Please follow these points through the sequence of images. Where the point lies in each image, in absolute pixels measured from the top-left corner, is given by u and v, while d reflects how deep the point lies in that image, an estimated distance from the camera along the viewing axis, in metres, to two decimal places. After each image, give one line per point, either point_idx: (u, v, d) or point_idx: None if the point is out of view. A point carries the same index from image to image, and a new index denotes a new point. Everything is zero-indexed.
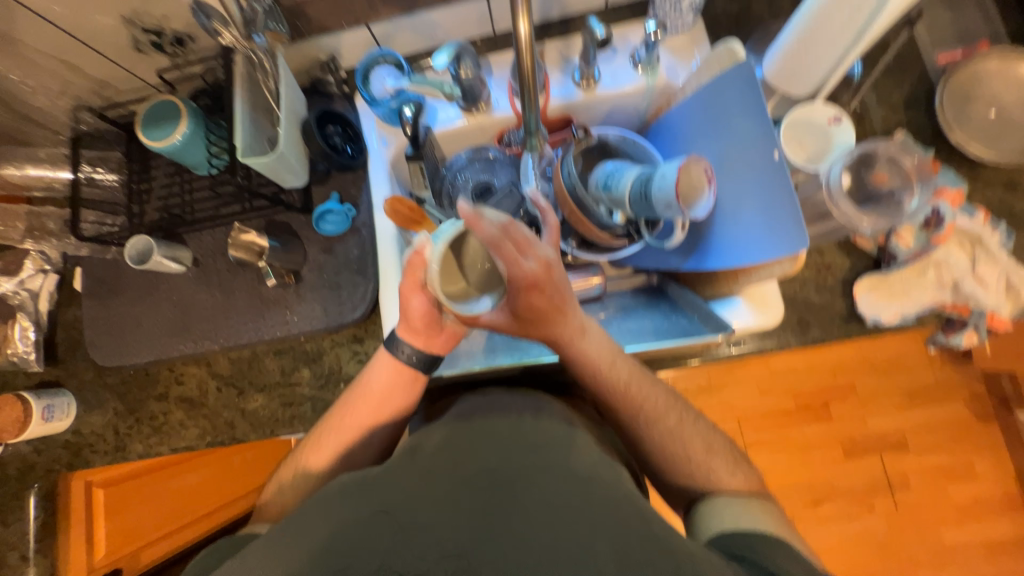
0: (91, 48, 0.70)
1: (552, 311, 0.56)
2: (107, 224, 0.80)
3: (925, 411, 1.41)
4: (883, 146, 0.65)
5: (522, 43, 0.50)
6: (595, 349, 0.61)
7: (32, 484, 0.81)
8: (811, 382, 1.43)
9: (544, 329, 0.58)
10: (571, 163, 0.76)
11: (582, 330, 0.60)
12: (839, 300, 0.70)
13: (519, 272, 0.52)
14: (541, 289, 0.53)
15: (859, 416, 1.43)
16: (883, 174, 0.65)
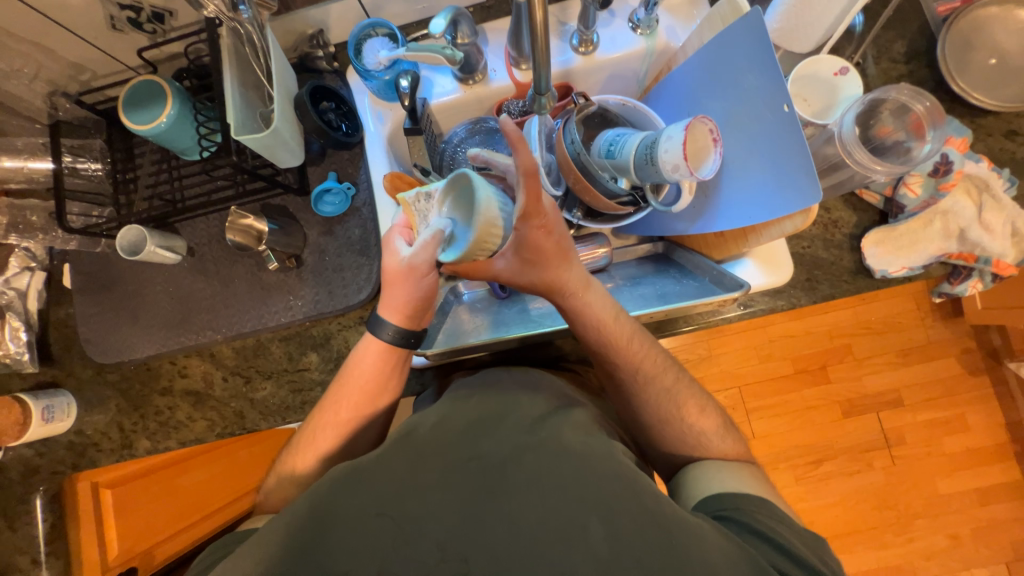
0: (63, 28, 0.66)
1: (557, 254, 0.59)
2: (94, 216, 0.77)
3: (919, 367, 1.45)
4: (895, 92, 0.61)
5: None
6: (598, 305, 0.62)
7: (38, 487, 0.81)
8: (808, 346, 1.46)
9: (549, 276, 0.59)
10: (574, 130, 0.74)
11: (587, 283, 0.62)
12: (846, 255, 0.70)
13: (535, 208, 0.54)
14: (549, 226, 0.56)
15: (857, 376, 1.46)
16: (885, 127, 0.64)
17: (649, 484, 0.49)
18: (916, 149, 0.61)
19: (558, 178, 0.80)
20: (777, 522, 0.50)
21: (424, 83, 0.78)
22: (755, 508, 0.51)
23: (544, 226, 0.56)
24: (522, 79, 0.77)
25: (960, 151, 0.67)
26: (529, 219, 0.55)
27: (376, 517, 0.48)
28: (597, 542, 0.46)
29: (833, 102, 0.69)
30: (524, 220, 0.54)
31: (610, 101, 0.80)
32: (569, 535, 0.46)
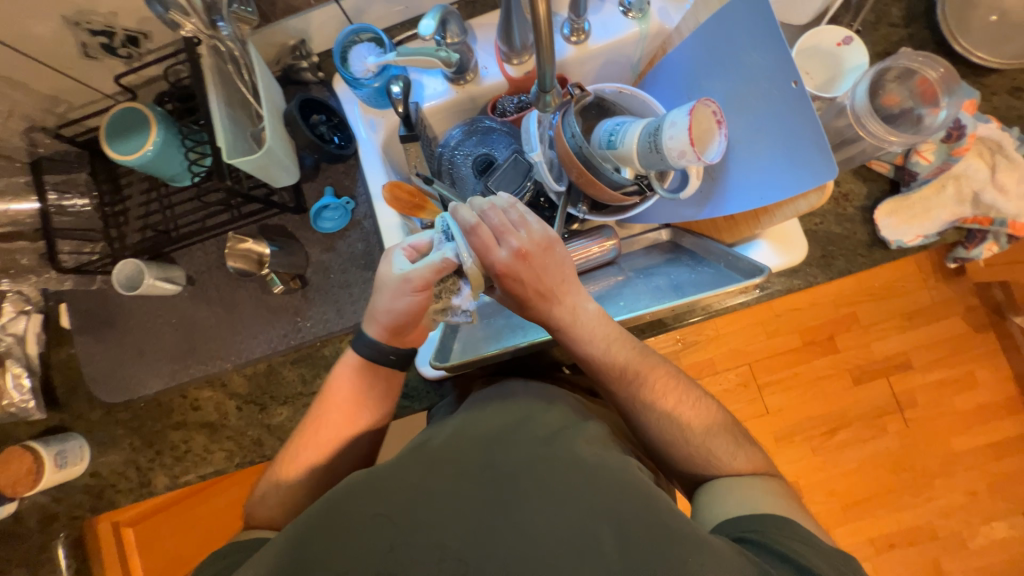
0: (34, 60, 0.63)
1: (540, 294, 0.58)
2: (87, 253, 0.74)
3: (925, 329, 1.45)
4: (902, 58, 0.60)
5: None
6: (588, 341, 0.61)
7: (59, 534, 0.78)
8: (815, 316, 1.46)
9: (534, 313, 0.60)
10: (572, 124, 0.70)
11: (573, 315, 0.60)
12: (860, 229, 0.69)
13: (489, 262, 0.55)
14: (515, 277, 0.56)
15: (864, 343, 1.47)
16: (894, 95, 0.62)
17: (667, 500, 0.49)
18: (928, 117, 0.60)
19: (557, 174, 0.77)
20: (802, 545, 0.50)
21: (415, 87, 0.76)
22: (775, 528, 0.51)
23: (510, 275, 0.56)
24: (515, 74, 0.75)
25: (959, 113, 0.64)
26: (492, 271, 0.56)
27: (380, 522, 0.47)
28: (609, 554, 0.44)
29: (837, 73, 0.66)
30: (486, 272, 0.56)
31: (607, 89, 0.78)
32: (582, 551, 0.45)
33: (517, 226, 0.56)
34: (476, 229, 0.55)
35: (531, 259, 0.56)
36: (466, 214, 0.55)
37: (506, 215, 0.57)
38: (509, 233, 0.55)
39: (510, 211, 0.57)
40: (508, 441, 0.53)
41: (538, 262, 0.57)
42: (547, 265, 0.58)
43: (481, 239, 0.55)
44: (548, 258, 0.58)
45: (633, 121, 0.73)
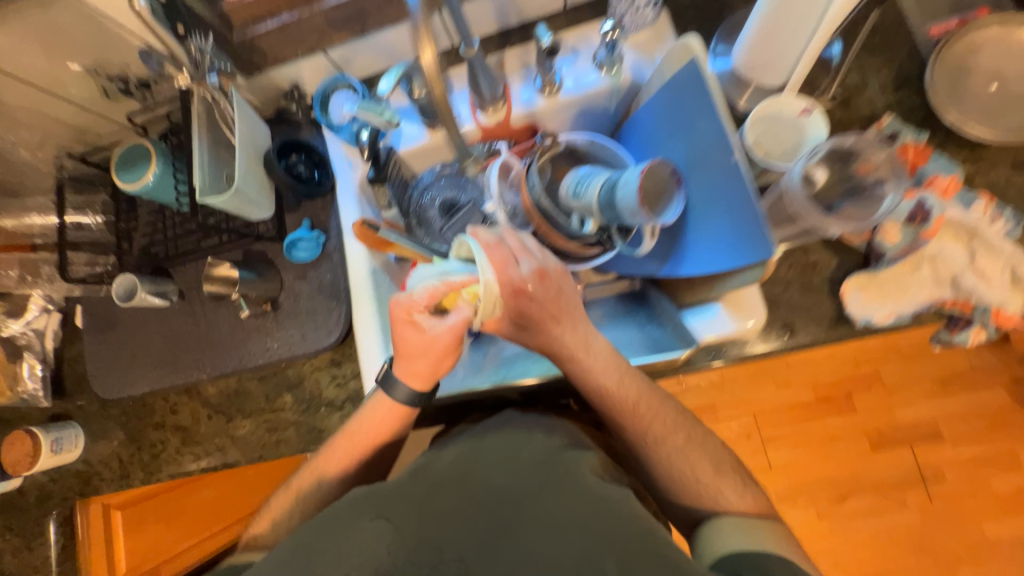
0: (64, 100, 0.73)
1: (550, 316, 0.62)
2: (98, 266, 0.82)
3: (960, 398, 1.37)
4: (856, 138, 0.59)
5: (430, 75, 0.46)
6: (601, 370, 0.63)
7: (52, 510, 0.86)
8: (832, 371, 1.40)
9: (543, 335, 0.64)
10: (535, 175, 0.76)
11: (584, 343, 0.63)
12: (826, 301, 0.66)
13: (510, 277, 0.60)
14: (529, 293, 0.61)
15: (887, 407, 1.39)
16: (869, 166, 0.59)
17: (665, 535, 0.51)
18: (883, 198, 0.57)
19: (516, 220, 0.78)
20: None
21: (393, 131, 0.80)
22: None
23: (523, 291, 0.60)
24: (487, 122, 0.78)
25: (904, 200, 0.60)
26: (507, 288, 0.60)
27: (390, 546, 0.53)
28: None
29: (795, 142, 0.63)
30: (502, 290, 0.59)
31: (578, 141, 0.79)
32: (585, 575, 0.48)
33: (531, 250, 0.63)
34: (496, 246, 0.61)
35: (547, 279, 0.62)
36: (488, 235, 0.62)
37: (522, 240, 0.64)
38: (529, 253, 0.63)
39: (524, 238, 0.64)
40: (502, 468, 0.58)
41: (552, 284, 0.63)
42: (558, 289, 0.63)
43: (500, 255, 0.61)
44: (559, 282, 0.63)
45: (606, 172, 0.74)
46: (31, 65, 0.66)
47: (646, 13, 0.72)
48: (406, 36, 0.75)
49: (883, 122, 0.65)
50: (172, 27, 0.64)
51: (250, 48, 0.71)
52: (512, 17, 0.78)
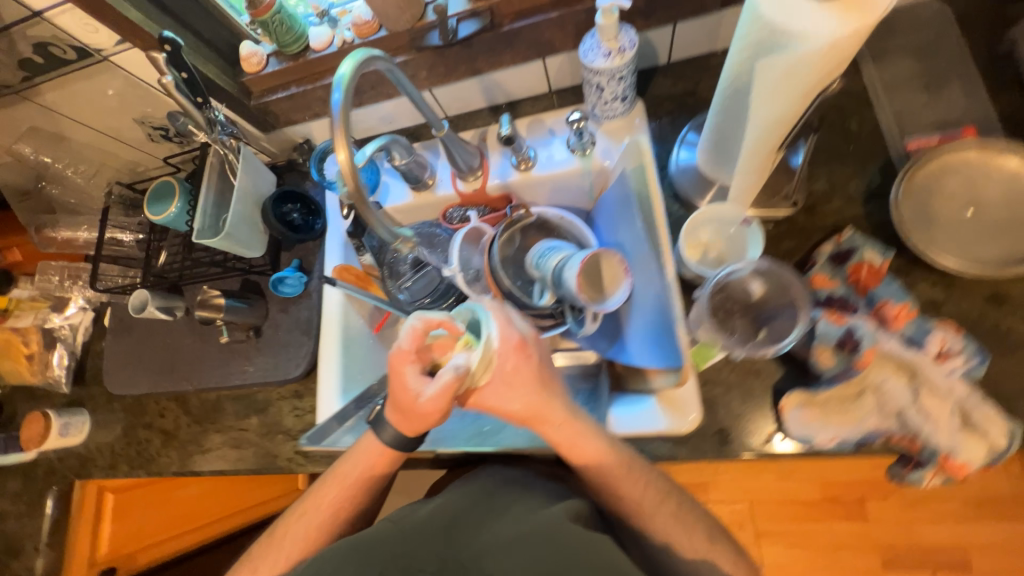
0: (117, 141, 0.86)
1: (543, 382, 0.58)
2: (128, 277, 0.96)
3: (1004, 528, 1.20)
4: (785, 271, 0.59)
5: (342, 170, 0.50)
6: (592, 436, 0.60)
7: (54, 485, 0.98)
8: (843, 471, 1.28)
9: (535, 397, 0.57)
10: (496, 248, 0.80)
11: (573, 414, 0.60)
12: (766, 413, 0.63)
13: (510, 335, 0.56)
14: (530, 351, 0.57)
15: (904, 523, 1.25)
16: (793, 294, 0.59)
17: None
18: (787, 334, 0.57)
19: (473, 281, 0.81)
20: None
21: (382, 188, 0.88)
22: None
23: (524, 352, 0.57)
24: (466, 189, 0.84)
25: (835, 325, 0.57)
26: (507, 349, 0.56)
27: None
28: None
29: (739, 248, 0.64)
30: (504, 350, 0.56)
31: (549, 215, 0.82)
32: None
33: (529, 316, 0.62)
34: (499, 307, 0.59)
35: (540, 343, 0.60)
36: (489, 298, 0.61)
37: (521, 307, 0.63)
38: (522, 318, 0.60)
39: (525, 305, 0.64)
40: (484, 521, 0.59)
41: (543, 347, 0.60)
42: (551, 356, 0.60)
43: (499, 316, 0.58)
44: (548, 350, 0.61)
45: (571, 248, 0.77)
46: (92, 115, 0.79)
47: (617, 106, 0.74)
48: (401, 107, 0.84)
49: (844, 234, 0.63)
50: (193, 98, 0.69)
51: (265, 111, 0.80)
52: (499, 95, 0.84)
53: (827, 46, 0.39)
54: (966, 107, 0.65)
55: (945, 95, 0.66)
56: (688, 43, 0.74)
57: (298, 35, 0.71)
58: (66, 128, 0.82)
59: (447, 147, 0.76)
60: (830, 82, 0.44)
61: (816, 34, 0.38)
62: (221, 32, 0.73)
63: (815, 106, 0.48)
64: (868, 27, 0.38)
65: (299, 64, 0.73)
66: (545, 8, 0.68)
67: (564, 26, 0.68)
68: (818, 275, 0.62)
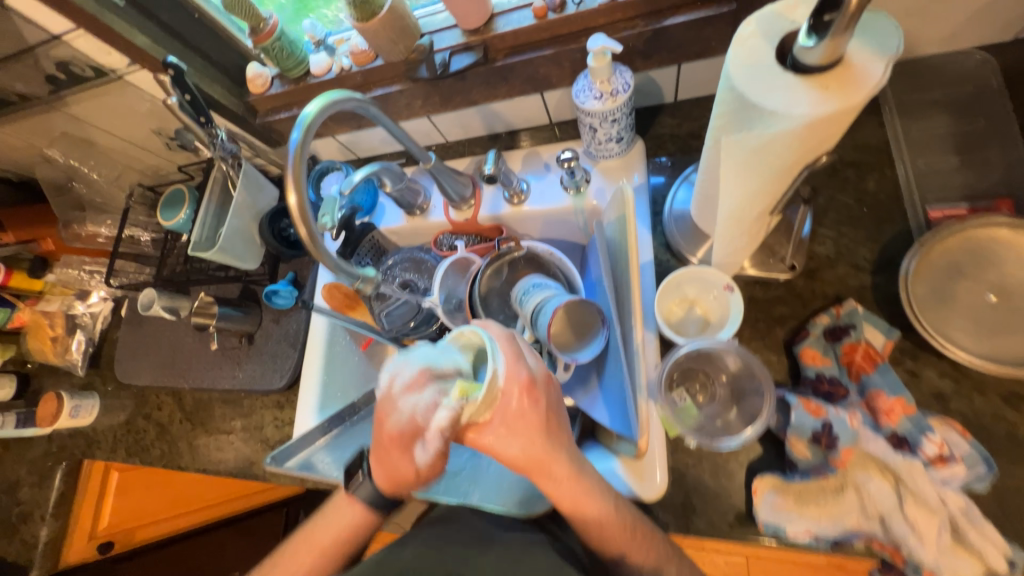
0: (137, 147, 0.90)
1: (550, 431, 0.48)
2: (142, 274, 1.00)
3: None
4: (758, 366, 0.56)
5: (294, 214, 0.49)
6: (597, 495, 0.52)
7: (63, 461, 1.05)
8: None
9: (539, 446, 0.48)
10: (479, 281, 0.77)
11: (576, 464, 0.51)
12: (737, 493, 0.58)
13: (516, 372, 0.46)
14: (539, 394, 0.47)
15: None
16: (764, 387, 0.55)
17: None
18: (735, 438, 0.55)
19: (455, 312, 0.79)
20: None
21: (378, 210, 0.88)
22: None
23: (531, 395, 0.47)
24: (456, 218, 0.83)
25: (812, 416, 0.52)
26: (513, 388, 0.46)
27: None
28: None
29: (725, 315, 0.60)
30: (509, 390, 0.46)
31: (538, 248, 0.78)
32: None
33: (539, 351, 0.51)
34: (508, 338, 0.48)
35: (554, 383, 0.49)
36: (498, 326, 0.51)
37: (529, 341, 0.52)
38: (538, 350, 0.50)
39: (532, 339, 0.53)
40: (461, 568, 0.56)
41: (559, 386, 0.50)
42: (561, 399, 0.50)
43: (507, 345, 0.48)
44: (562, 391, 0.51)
45: (556, 287, 0.72)
46: (113, 124, 0.84)
47: (612, 147, 0.70)
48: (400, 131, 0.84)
49: (844, 307, 0.57)
50: (195, 117, 0.69)
51: (269, 129, 0.82)
52: (499, 124, 0.82)
53: (801, 127, 0.35)
54: (1006, 175, 0.57)
55: (981, 159, 0.59)
56: (695, 83, 0.69)
57: (300, 59, 0.73)
58: (91, 133, 0.87)
59: (436, 177, 0.74)
60: (818, 157, 0.39)
61: (790, 113, 0.34)
62: (229, 54, 0.76)
63: (802, 178, 0.43)
64: (852, 110, 0.34)
65: (298, 87, 0.74)
66: (543, 43, 0.65)
67: (560, 63, 0.65)
68: (807, 349, 0.57)
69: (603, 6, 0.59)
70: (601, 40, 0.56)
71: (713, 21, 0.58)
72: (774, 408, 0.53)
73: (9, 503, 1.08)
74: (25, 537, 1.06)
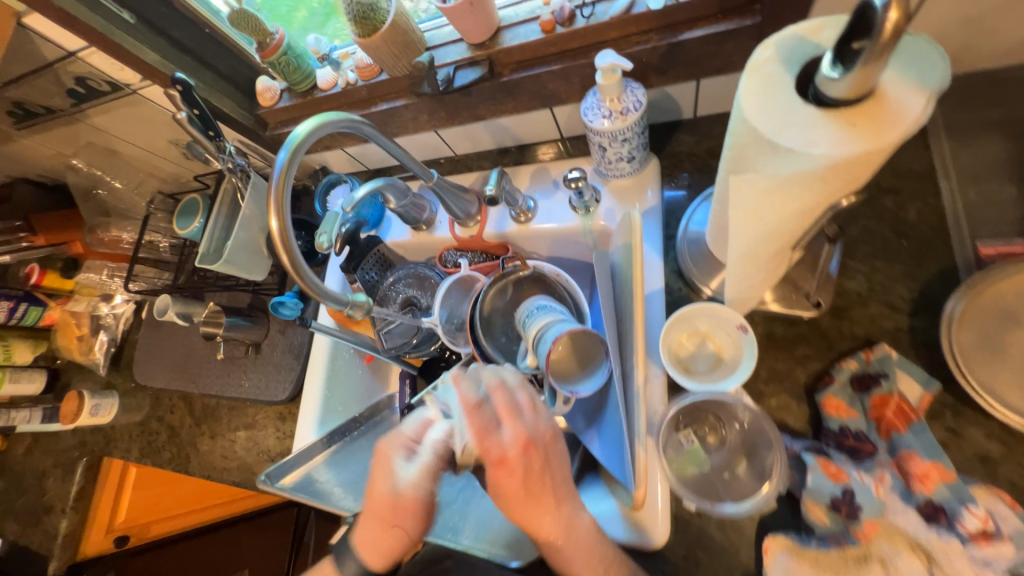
0: (157, 156, 0.92)
1: (534, 498, 0.47)
2: (159, 279, 1.01)
3: None
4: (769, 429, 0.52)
5: (276, 239, 0.48)
6: (583, 557, 0.49)
7: (85, 455, 1.09)
8: None
9: (519, 511, 0.48)
10: (483, 301, 0.73)
11: (567, 531, 0.48)
12: (745, 550, 0.53)
13: (487, 446, 0.47)
14: (513, 467, 0.47)
15: None
16: (774, 448, 0.51)
17: None
18: (747, 502, 0.50)
19: (457, 332, 0.78)
20: None
21: (384, 223, 0.87)
22: None
23: (505, 467, 0.47)
24: (462, 234, 0.80)
25: (832, 481, 0.47)
26: (487, 460, 0.47)
27: None
28: None
29: (738, 355, 0.55)
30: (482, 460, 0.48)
31: (545, 269, 0.74)
32: None
33: (522, 413, 0.49)
34: (477, 409, 0.50)
35: (534, 450, 0.47)
36: (470, 387, 0.51)
37: (512, 397, 0.50)
38: (518, 416, 0.48)
39: (519, 391, 0.50)
40: None
41: (542, 455, 0.48)
42: (549, 463, 0.48)
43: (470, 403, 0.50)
44: (552, 453, 0.49)
45: (562, 311, 0.68)
46: (133, 134, 0.86)
47: (623, 166, 0.66)
48: (407, 145, 0.82)
49: (875, 353, 0.51)
50: (205, 131, 0.69)
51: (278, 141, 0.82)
52: (508, 139, 0.79)
53: (822, 168, 0.30)
54: None
55: None
56: (715, 99, 0.65)
57: (306, 73, 0.72)
58: (113, 142, 0.89)
59: (440, 194, 0.72)
60: (843, 198, 0.35)
61: (809, 153, 0.30)
62: (239, 68, 0.76)
63: (827, 218, 0.39)
64: (884, 149, 0.29)
65: (305, 101, 0.74)
66: (549, 59, 0.62)
67: (568, 78, 0.62)
68: (830, 397, 0.52)
69: (614, 20, 0.56)
70: (609, 57, 0.52)
71: (734, 35, 0.53)
72: (784, 465, 0.50)
73: (36, 493, 1.12)
74: (46, 527, 1.11)
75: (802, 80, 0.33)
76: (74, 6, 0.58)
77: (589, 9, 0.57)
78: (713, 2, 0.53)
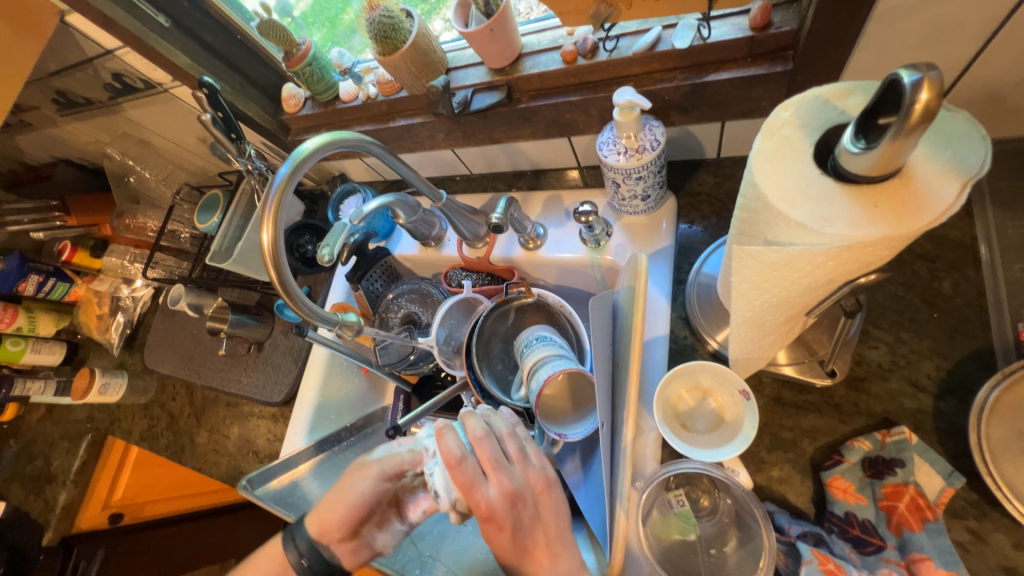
0: (186, 149, 0.95)
1: (526, 551, 0.45)
2: (176, 268, 1.03)
3: None
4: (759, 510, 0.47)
5: (265, 250, 0.49)
6: None
7: (90, 432, 1.11)
8: None
9: (510, 559, 0.46)
10: (481, 326, 0.71)
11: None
12: None
13: (475, 504, 0.43)
14: (501, 523, 0.44)
15: None
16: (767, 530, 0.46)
17: None
18: None
19: (453, 356, 0.75)
20: None
21: (394, 235, 0.86)
22: None
23: (493, 523, 0.44)
24: (469, 254, 0.78)
25: None
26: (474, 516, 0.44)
27: None
28: None
29: (740, 424, 0.50)
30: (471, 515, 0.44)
31: (549, 297, 0.72)
32: None
33: (510, 465, 0.46)
34: (460, 466, 0.43)
35: (522, 504, 0.44)
36: (453, 442, 0.44)
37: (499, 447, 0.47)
38: (503, 471, 0.44)
39: (506, 441, 0.48)
40: None
41: (531, 511, 0.45)
42: (542, 517, 0.46)
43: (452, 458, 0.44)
44: (544, 506, 0.46)
45: (562, 346, 0.64)
46: (165, 128, 0.88)
47: (638, 204, 0.64)
48: (424, 160, 0.81)
49: (891, 435, 0.47)
50: (227, 133, 0.69)
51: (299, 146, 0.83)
52: (524, 163, 0.77)
53: (837, 249, 0.28)
54: None
55: None
56: (740, 142, 0.61)
57: (330, 83, 0.73)
58: (147, 133, 0.92)
59: (450, 214, 0.70)
60: (860, 276, 0.32)
61: (822, 233, 0.28)
62: (266, 73, 0.77)
63: (841, 292, 0.35)
64: (906, 236, 0.27)
65: (326, 111, 0.74)
66: (569, 88, 0.60)
67: (587, 110, 0.60)
68: (838, 478, 0.48)
69: (638, 56, 0.54)
70: (628, 95, 0.50)
71: (764, 80, 0.50)
72: (774, 548, 0.45)
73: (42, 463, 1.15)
74: (47, 498, 1.14)
75: (821, 146, 0.30)
76: (112, 7, 0.60)
77: (613, 42, 0.56)
78: (744, 45, 0.50)
